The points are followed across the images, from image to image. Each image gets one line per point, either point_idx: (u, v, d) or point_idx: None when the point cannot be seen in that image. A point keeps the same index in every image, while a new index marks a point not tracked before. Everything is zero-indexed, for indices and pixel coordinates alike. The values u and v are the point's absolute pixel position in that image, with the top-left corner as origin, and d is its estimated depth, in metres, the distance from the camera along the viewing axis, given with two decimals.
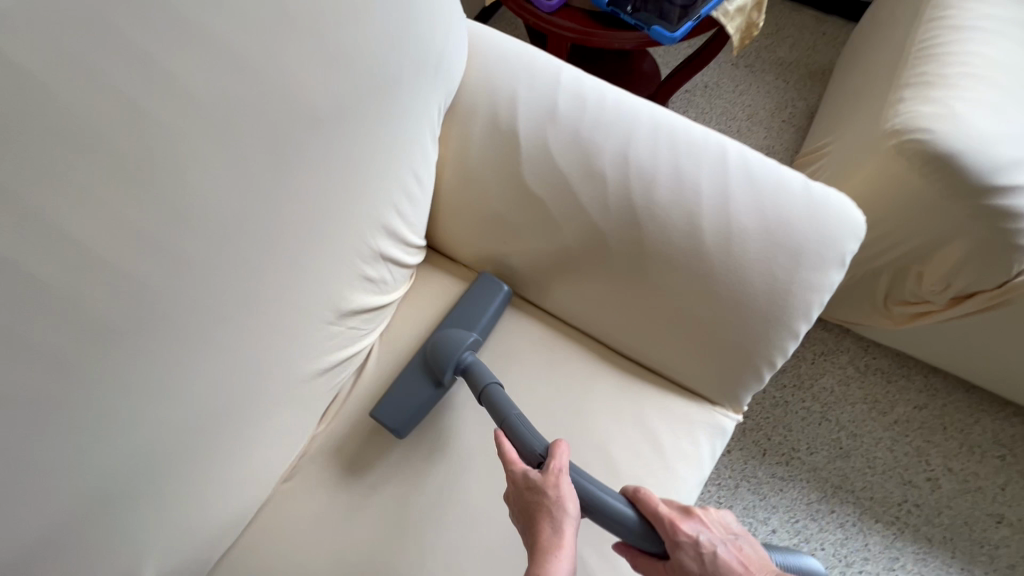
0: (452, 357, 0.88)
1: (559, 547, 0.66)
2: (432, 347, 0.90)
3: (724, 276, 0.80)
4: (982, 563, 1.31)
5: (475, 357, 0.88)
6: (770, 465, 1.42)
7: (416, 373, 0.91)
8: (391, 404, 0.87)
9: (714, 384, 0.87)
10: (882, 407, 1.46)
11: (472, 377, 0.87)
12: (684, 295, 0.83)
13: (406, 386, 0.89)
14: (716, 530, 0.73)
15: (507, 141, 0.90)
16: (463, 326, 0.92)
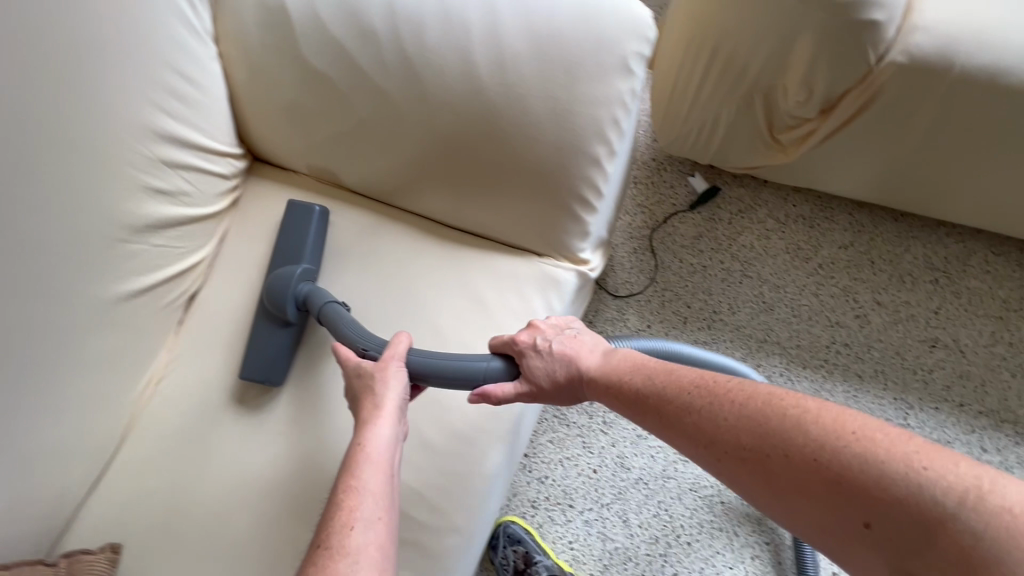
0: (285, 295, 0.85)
1: (377, 417, 0.70)
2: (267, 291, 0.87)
3: (507, 111, 0.73)
4: (917, 390, 1.26)
5: (309, 286, 0.85)
6: (692, 332, 1.38)
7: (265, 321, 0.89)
8: (249, 361, 0.86)
9: (536, 234, 0.83)
10: (805, 254, 1.39)
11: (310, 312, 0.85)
12: (477, 144, 0.77)
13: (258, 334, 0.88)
14: (551, 327, 0.79)
15: (278, 20, 0.83)
16: (292, 261, 0.87)
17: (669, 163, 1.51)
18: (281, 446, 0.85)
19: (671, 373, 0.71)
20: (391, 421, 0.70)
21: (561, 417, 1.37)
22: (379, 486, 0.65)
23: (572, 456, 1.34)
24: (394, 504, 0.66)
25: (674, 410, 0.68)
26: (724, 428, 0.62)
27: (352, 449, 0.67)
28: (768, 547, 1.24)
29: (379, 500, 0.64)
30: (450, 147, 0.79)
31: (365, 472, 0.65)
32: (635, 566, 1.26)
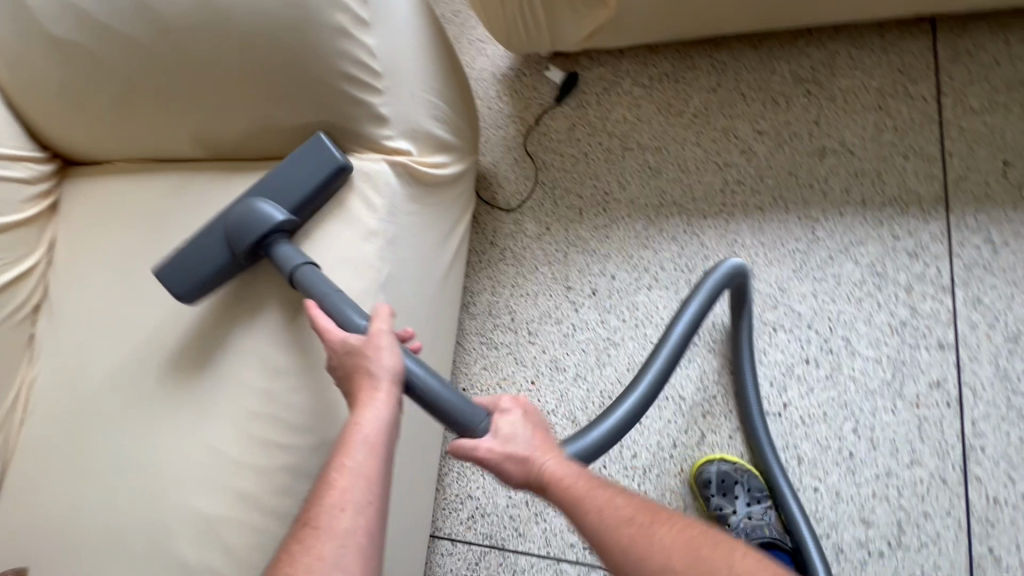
0: (255, 227, 0.79)
1: (373, 390, 0.71)
2: (236, 217, 0.80)
3: (240, 10, 0.76)
4: (819, 203, 1.22)
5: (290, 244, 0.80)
6: (591, 219, 1.35)
7: (221, 235, 0.81)
8: (176, 266, 0.79)
9: (327, 129, 0.83)
10: (677, 109, 1.35)
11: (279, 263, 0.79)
12: (231, 54, 0.78)
13: (205, 246, 0.81)
14: (528, 417, 0.79)
15: (18, 6, 0.82)
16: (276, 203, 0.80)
17: (526, 67, 1.48)
18: (141, 422, 0.81)
19: (626, 496, 0.70)
20: (386, 393, 0.71)
21: (486, 341, 1.34)
22: (373, 465, 0.68)
23: (506, 376, 1.31)
24: (383, 475, 0.69)
25: (614, 524, 0.67)
26: (658, 554, 0.62)
27: (348, 427, 0.69)
28: (717, 400, 1.19)
29: (373, 481, 0.67)
30: (216, 71, 0.79)
31: (362, 453, 0.67)
32: (595, 461, 1.23)
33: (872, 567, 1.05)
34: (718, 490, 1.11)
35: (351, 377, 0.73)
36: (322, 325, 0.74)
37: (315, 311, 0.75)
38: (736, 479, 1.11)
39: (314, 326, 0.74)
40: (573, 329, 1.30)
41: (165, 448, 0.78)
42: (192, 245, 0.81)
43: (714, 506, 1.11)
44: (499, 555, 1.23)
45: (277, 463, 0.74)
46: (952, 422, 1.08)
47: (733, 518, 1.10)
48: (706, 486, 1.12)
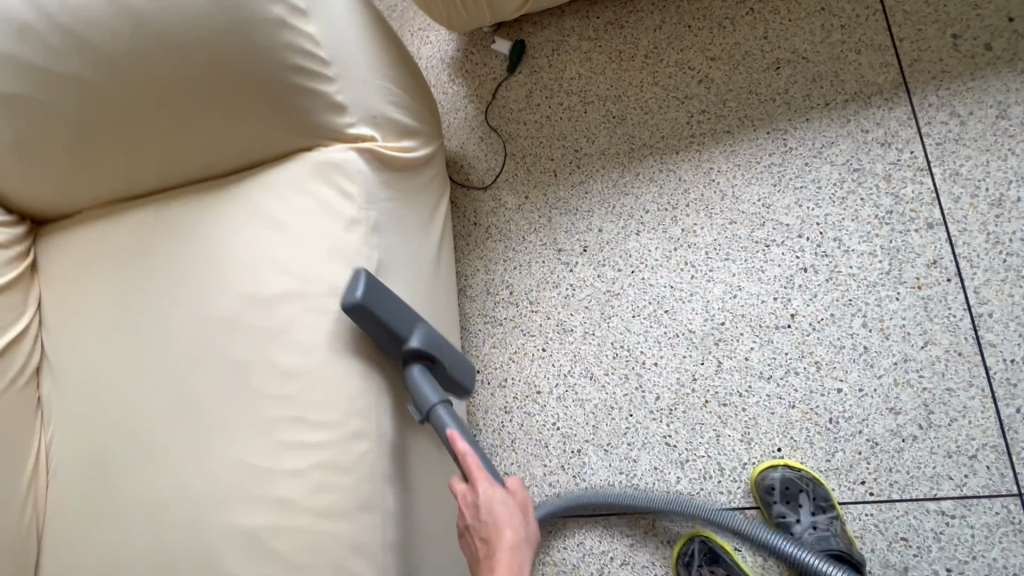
0: (426, 352, 0.79)
1: (511, 556, 0.66)
2: (415, 326, 0.79)
3: (175, 23, 0.74)
4: (784, 114, 1.24)
5: (422, 372, 0.80)
6: (567, 179, 1.35)
7: (404, 317, 0.79)
8: (372, 289, 0.76)
9: (287, 127, 0.82)
10: (628, 54, 1.36)
11: (417, 389, 0.78)
12: (177, 71, 0.77)
13: (397, 310, 0.78)
14: None
15: None
16: (440, 350, 0.81)
17: (472, 46, 1.49)
18: (168, 457, 0.80)
19: None
20: (524, 564, 0.67)
21: (490, 320, 1.35)
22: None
23: (517, 348, 1.32)
24: None
25: None
26: None
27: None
28: (727, 326, 1.20)
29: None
30: (167, 91, 0.79)
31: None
32: (620, 412, 1.23)
33: (908, 452, 1.07)
34: (782, 499, 1.08)
35: (490, 533, 0.69)
36: (473, 467, 0.73)
37: (461, 444, 0.74)
38: (802, 487, 1.07)
39: (463, 458, 0.73)
40: (572, 289, 1.30)
41: (198, 475, 0.78)
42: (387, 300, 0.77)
43: (777, 513, 1.09)
44: (547, 523, 1.23)
45: (311, 463, 0.74)
46: (956, 296, 1.09)
47: (797, 527, 1.08)
48: (770, 492, 1.09)
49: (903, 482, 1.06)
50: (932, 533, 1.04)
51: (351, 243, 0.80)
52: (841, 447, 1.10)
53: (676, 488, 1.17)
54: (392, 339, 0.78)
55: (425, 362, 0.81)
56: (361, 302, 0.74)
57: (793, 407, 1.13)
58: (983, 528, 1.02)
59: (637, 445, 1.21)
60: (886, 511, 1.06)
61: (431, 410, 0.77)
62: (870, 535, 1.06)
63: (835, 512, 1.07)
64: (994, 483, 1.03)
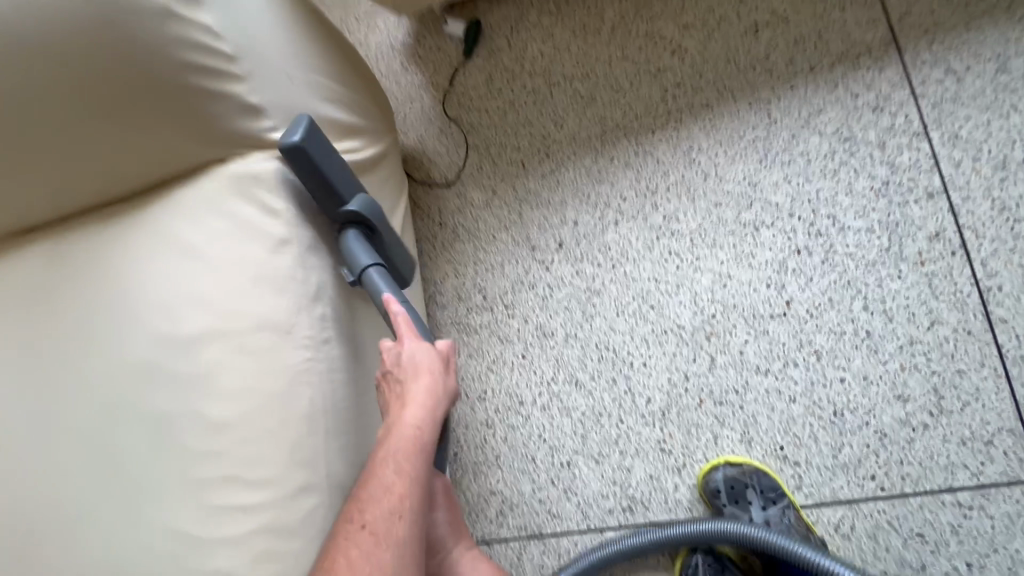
0: (367, 215, 0.73)
1: (428, 407, 0.67)
2: (359, 192, 0.74)
3: (46, 24, 0.63)
4: (766, 83, 1.13)
5: (358, 235, 0.75)
6: (536, 169, 1.24)
7: (345, 178, 0.73)
8: (315, 135, 0.71)
9: (194, 137, 0.70)
10: (592, 28, 1.25)
11: (349, 252, 0.74)
12: (56, 81, 0.65)
13: (336, 166, 0.73)
14: None
15: None
16: (382, 219, 0.76)
17: (424, 29, 1.36)
18: (85, 529, 0.69)
19: None
20: (436, 408, 0.69)
21: (463, 328, 1.24)
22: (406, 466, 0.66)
23: (495, 357, 1.22)
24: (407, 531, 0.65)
25: None
26: None
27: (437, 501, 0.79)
28: (718, 318, 1.11)
29: (412, 487, 0.65)
30: (49, 104, 0.67)
31: (405, 461, 0.66)
32: (610, 419, 1.14)
33: (920, 442, 0.99)
34: (730, 501, 1.03)
35: (405, 379, 0.69)
36: (400, 322, 0.71)
37: (394, 307, 0.71)
38: (746, 483, 1.03)
39: (393, 321, 0.71)
40: (550, 289, 1.20)
41: (120, 549, 0.67)
42: (332, 154, 0.73)
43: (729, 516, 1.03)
44: (539, 543, 1.14)
45: (251, 528, 0.63)
46: (961, 270, 1.01)
47: None
48: (716, 496, 1.04)
49: (916, 475, 0.99)
50: (949, 527, 0.97)
51: (283, 269, 0.69)
52: (847, 441, 1.02)
53: (675, 496, 1.09)
54: (333, 201, 0.73)
55: (363, 226, 0.76)
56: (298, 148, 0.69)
57: (794, 402, 1.05)
58: (1003, 518, 0.95)
59: (630, 453, 1.12)
60: (899, 507, 0.99)
61: (363, 270, 0.73)
62: (884, 534, 0.99)
63: (786, 502, 1.01)
64: (1012, 469, 0.95)
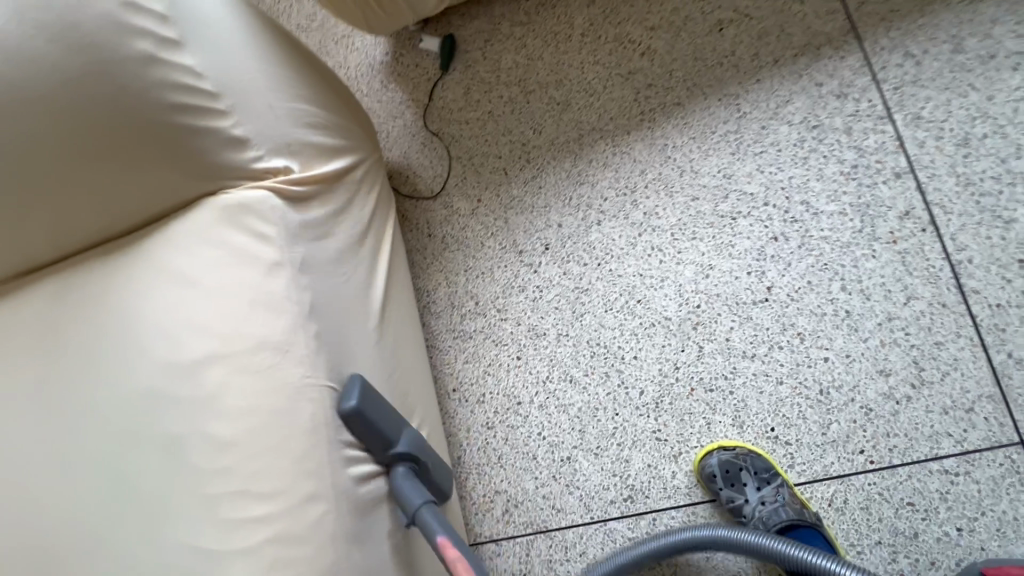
0: (412, 454, 0.78)
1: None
2: (405, 432, 0.79)
3: (42, 77, 0.67)
4: (734, 78, 1.17)
5: (405, 472, 0.77)
6: (518, 176, 1.28)
7: (394, 424, 0.78)
8: (369, 402, 0.75)
9: (183, 172, 0.73)
10: (563, 35, 1.29)
11: (402, 495, 0.75)
12: (53, 129, 0.69)
13: (387, 418, 0.77)
14: None
15: None
16: (423, 451, 0.81)
17: (401, 47, 1.40)
18: (101, 554, 0.71)
19: None
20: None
21: (459, 335, 1.28)
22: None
23: (491, 361, 1.26)
24: None
25: None
26: None
27: None
28: (703, 307, 1.14)
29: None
30: (47, 151, 0.71)
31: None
32: (606, 412, 1.18)
33: (904, 414, 1.03)
34: (726, 483, 1.05)
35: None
36: (459, 568, 0.66)
37: (449, 550, 0.67)
38: (740, 466, 1.05)
39: (454, 567, 0.66)
40: (539, 291, 1.24)
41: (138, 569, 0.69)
42: (383, 413, 0.76)
43: (727, 498, 1.06)
44: (546, 537, 1.18)
45: (264, 538, 0.67)
46: (932, 246, 1.04)
47: (748, 507, 1.04)
48: (713, 479, 1.06)
49: (903, 446, 1.02)
50: (938, 493, 1.00)
51: (277, 291, 0.73)
52: (834, 418, 1.06)
53: (673, 482, 1.12)
54: (382, 448, 0.76)
55: (411, 466, 0.79)
56: (356, 411, 0.73)
57: (781, 383, 1.09)
58: (988, 481, 0.98)
59: (628, 444, 1.16)
60: (888, 478, 1.02)
61: (416, 514, 0.73)
62: (875, 505, 1.03)
63: (779, 480, 1.04)
64: (995, 434, 0.99)
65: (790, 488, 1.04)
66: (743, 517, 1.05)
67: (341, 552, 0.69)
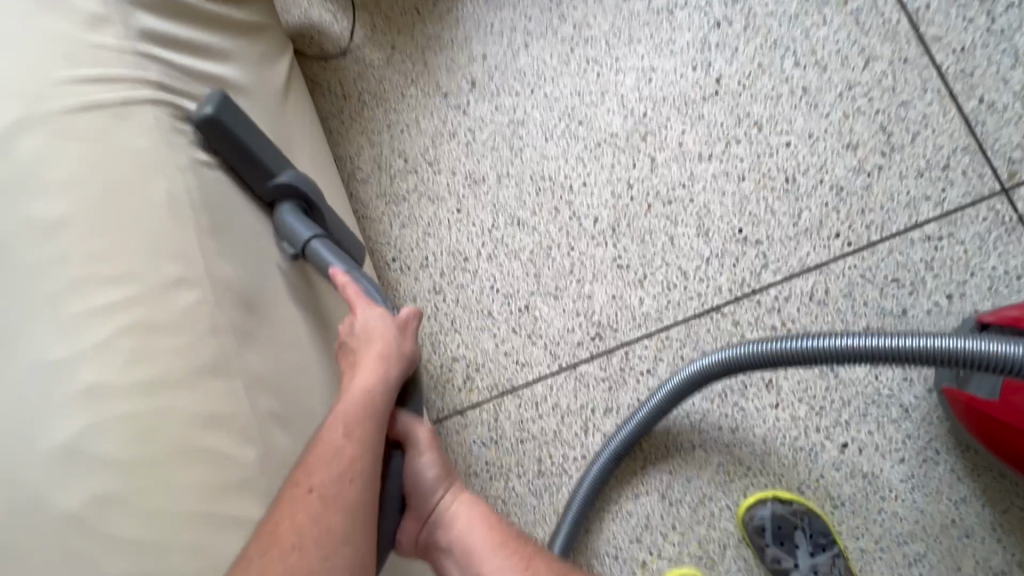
0: (301, 188, 0.70)
1: (383, 365, 0.62)
2: (288, 167, 0.70)
3: None
4: None
5: (295, 210, 0.70)
6: (433, 14, 1.15)
7: (269, 153, 0.69)
8: (245, 123, 0.66)
9: None
10: None
11: (289, 228, 0.69)
12: None
13: (258, 138, 0.68)
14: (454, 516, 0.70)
15: None
16: (316, 192, 0.73)
17: None
18: None
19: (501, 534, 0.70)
20: (394, 375, 0.63)
21: (390, 199, 1.15)
22: (358, 430, 0.58)
23: (429, 220, 1.13)
24: (377, 430, 0.59)
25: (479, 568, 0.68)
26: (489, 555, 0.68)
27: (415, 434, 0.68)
28: (650, 116, 1.03)
29: (367, 453, 0.58)
30: None
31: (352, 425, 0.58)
32: (560, 249, 1.06)
33: (878, 186, 0.93)
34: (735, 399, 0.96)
35: (359, 341, 0.65)
36: (352, 293, 0.66)
37: (342, 278, 0.66)
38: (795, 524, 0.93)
39: (345, 293, 0.66)
40: (471, 133, 1.11)
41: None
42: (256, 133, 0.67)
43: (771, 557, 0.95)
44: (514, 397, 1.07)
45: (115, 327, 0.53)
46: (883, 2, 0.96)
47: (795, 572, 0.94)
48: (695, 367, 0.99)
49: (880, 221, 0.93)
50: (923, 264, 0.91)
51: (105, 50, 0.60)
52: (805, 206, 0.96)
53: (642, 310, 1.02)
54: (262, 178, 0.68)
55: (301, 204, 0.72)
56: (214, 118, 0.63)
57: (744, 179, 0.98)
58: (974, 240, 0.90)
59: (588, 279, 1.04)
60: (869, 258, 0.93)
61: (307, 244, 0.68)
62: (858, 290, 0.93)
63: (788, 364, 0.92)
64: (975, 188, 0.90)
65: (776, 498, 0.95)
66: None
67: (228, 345, 0.57)
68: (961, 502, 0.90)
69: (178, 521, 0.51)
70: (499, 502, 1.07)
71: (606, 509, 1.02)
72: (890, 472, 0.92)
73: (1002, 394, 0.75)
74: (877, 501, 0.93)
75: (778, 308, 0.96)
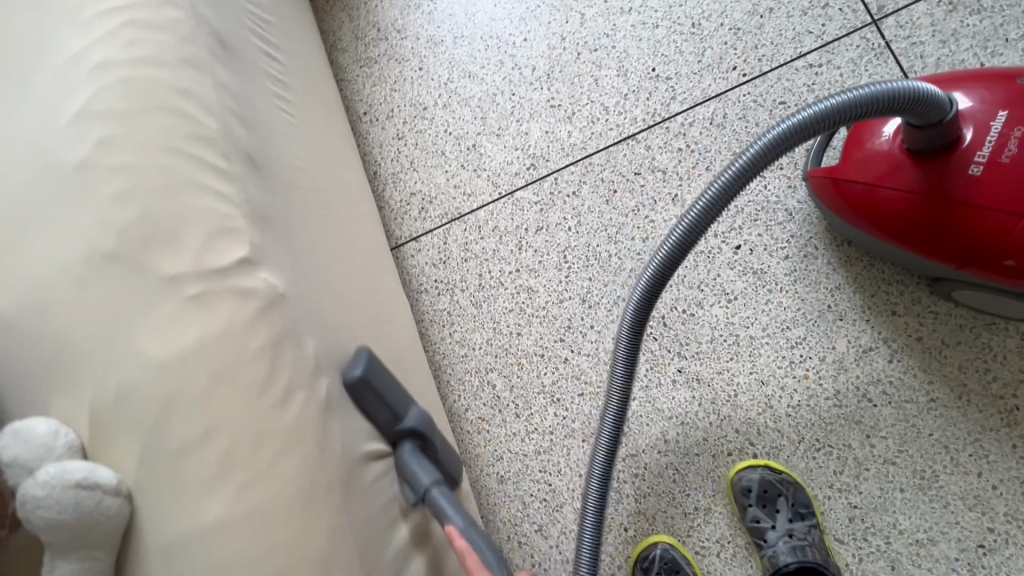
0: (422, 430, 0.79)
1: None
2: (412, 409, 0.80)
3: None
4: None
5: (410, 449, 0.77)
6: None
7: (399, 397, 0.79)
8: (388, 385, 0.77)
9: None
10: None
11: (409, 470, 0.75)
12: None
13: (391, 391, 0.78)
14: None
15: None
16: (433, 432, 0.81)
17: None
18: None
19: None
20: None
21: (364, 62, 1.34)
22: None
23: (396, 78, 1.31)
24: None
25: None
26: None
27: None
28: None
29: None
30: None
31: None
32: (504, 95, 1.23)
33: (769, 25, 1.09)
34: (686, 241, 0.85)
35: None
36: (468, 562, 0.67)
37: (460, 540, 0.69)
38: (781, 491, 0.99)
39: (461, 556, 0.68)
40: (434, 4, 1.30)
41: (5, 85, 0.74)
42: (389, 385, 0.78)
43: (752, 518, 1.00)
44: (460, 223, 1.23)
45: (121, 22, 0.74)
46: None
47: (772, 534, 0.99)
48: (610, 185, 1.15)
49: (771, 54, 1.08)
50: (806, 87, 1.06)
51: None
52: (708, 46, 1.12)
53: (569, 141, 1.18)
54: (389, 419, 0.77)
55: (418, 443, 0.80)
56: (363, 378, 0.74)
57: (658, 27, 1.15)
58: (848, 65, 1.04)
59: (526, 118, 1.21)
60: (760, 85, 1.08)
61: (427, 493, 0.72)
62: (751, 113, 1.08)
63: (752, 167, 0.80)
64: (849, 21, 1.05)
65: (768, 466, 1.01)
66: (762, 542, 1.00)
67: (201, 51, 0.76)
68: (836, 290, 1.03)
69: (155, 148, 0.70)
70: (445, 314, 1.22)
71: (535, 313, 1.17)
72: (776, 268, 1.06)
73: (853, 180, 0.88)
74: (764, 294, 1.06)
75: (684, 132, 1.11)
